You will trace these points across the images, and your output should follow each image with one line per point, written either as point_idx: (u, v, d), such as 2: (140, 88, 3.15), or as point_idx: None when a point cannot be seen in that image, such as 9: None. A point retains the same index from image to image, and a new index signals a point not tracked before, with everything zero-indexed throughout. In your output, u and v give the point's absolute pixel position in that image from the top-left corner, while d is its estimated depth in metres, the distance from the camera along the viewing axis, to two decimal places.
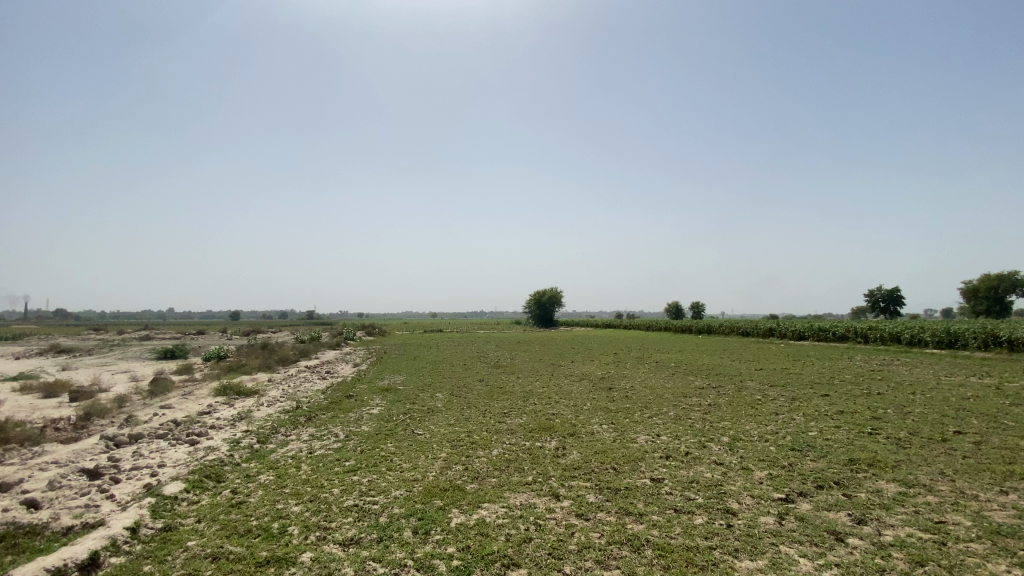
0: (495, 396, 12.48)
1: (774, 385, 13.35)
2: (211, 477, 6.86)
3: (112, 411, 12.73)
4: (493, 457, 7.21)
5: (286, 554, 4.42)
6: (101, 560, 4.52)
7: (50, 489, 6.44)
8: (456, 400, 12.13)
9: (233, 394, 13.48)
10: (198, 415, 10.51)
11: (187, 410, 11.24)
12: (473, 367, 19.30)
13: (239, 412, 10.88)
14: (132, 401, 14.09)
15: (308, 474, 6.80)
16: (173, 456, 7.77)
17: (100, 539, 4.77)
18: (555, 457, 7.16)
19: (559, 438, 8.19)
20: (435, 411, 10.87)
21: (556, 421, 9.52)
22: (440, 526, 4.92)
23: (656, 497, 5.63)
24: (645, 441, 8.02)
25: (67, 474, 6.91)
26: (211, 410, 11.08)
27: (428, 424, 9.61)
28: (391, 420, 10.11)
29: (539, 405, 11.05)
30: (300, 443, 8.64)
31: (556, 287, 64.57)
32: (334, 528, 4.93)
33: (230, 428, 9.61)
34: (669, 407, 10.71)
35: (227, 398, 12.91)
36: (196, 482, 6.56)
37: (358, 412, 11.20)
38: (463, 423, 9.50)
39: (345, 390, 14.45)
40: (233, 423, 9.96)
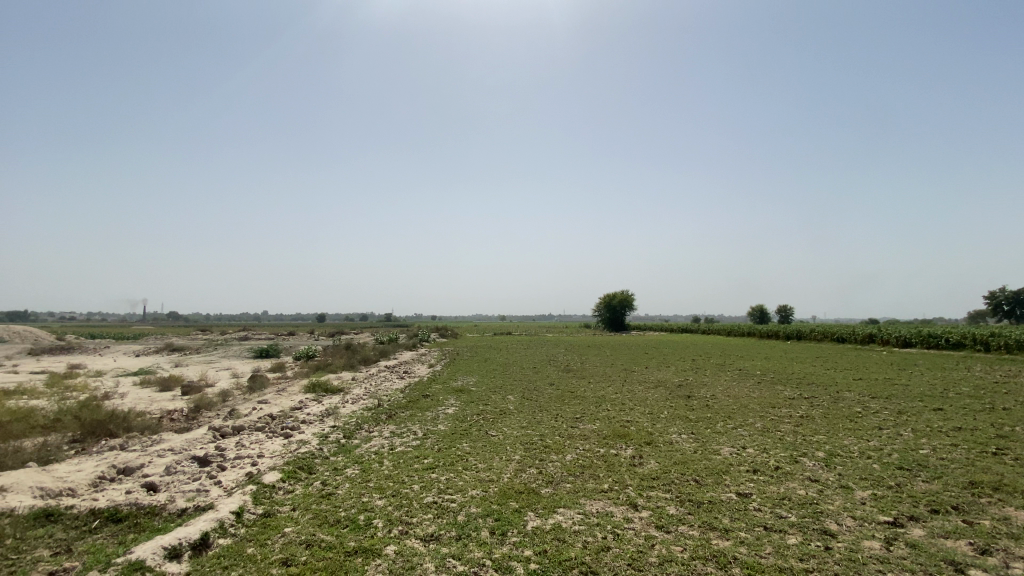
0: (567, 401, 12.38)
1: (877, 397, 12.17)
2: (304, 468, 7.38)
3: (217, 404, 14.07)
4: (568, 462, 7.16)
5: (371, 545, 4.64)
6: (210, 540, 4.98)
7: (167, 474, 7.23)
8: (528, 403, 12.19)
9: (321, 391, 14.42)
10: (291, 410, 11.37)
11: (282, 405, 12.19)
12: (544, 370, 19.28)
13: (327, 408, 11.62)
14: (234, 396, 15.49)
15: (390, 470, 7.11)
16: (270, 447, 8.44)
17: (210, 521, 5.27)
18: (632, 466, 6.98)
19: (636, 446, 7.98)
20: (508, 413, 10.98)
21: (631, 428, 9.28)
22: (517, 528, 4.96)
23: (743, 512, 5.33)
24: (728, 452, 7.63)
25: (181, 461, 7.72)
26: (302, 406, 11.94)
27: (501, 425, 9.71)
28: (466, 420, 10.34)
29: (613, 411, 10.83)
30: (381, 440, 9.07)
31: (628, 290, 63.22)
32: (415, 523, 5.12)
33: (319, 423, 10.29)
34: (754, 418, 10.10)
35: (316, 395, 13.83)
36: (291, 472, 7.08)
37: (433, 412, 11.56)
38: (536, 426, 9.51)
39: (422, 390, 14.98)
40: (321, 419, 10.66)
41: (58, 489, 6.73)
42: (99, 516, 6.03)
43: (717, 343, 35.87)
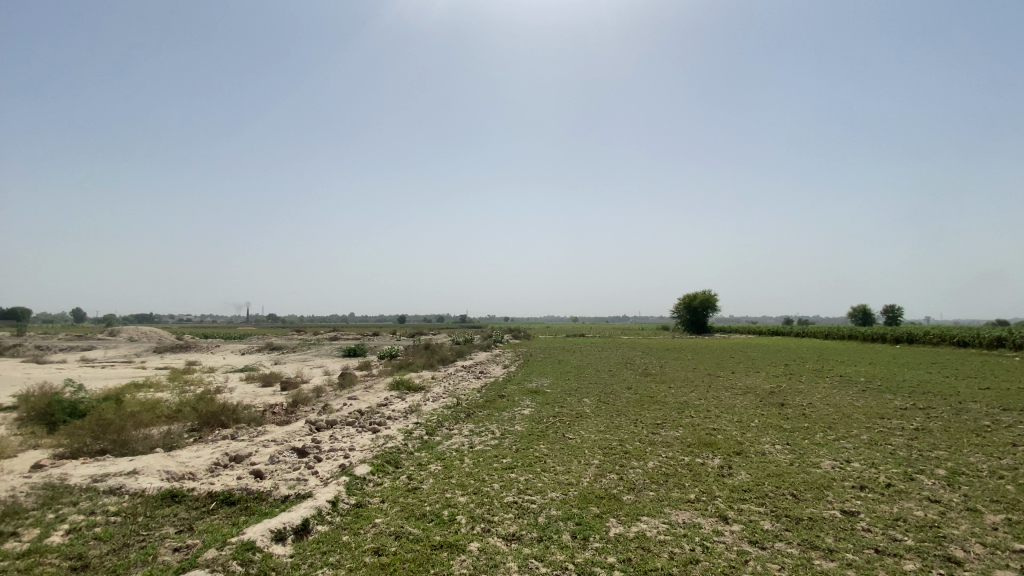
0: (647, 405, 12.03)
1: (1010, 409, 10.69)
2: (391, 462, 7.76)
3: (312, 399, 15.19)
4: (650, 469, 6.96)
5: (456, 541, 4.78)
6: (311, 526, 5.38)
7: (271, 463, 7.91)
8: (606, 406, 12.01)
9: (404, 389, 15.09)
10: (378, 407, 12.00)
11: (369, 401, 12.90)
12: (621, 374, 18.91)
13: (410, 405, 12.14)
14: (326, 391, 16.63)
15: (471, 468, 7.30)
16: (361, 441, 8.96)
17: (310, 508, 5.69)
18: (720, 476, 6.65)
19: (723, 456, 7.60)
20: (585, 416, 10.88)
21: (718, 436, 8.84)
22: (599, 534, 4.89)
23: (849, 532, 4.90)
24: (829, 466, 7.04)
25: (283, 451, 8.41)
26: (387, 403, 12.58)
27: (579, 428, 9.64)
28: (543, 422, 10.37)
29: (697, 418, 10.39)
30: (461, 438, 9.33)
31: (710, 291, 60.41)
32: (497, 522, 5.21)
33: (403, 419, 10.77)
34: (858, 429, 9.24)
35: (399, 392, 14.50)
36: (379, 466, 7.47)
37: (510, 412, 11.71)
38: (615, 431, 9.34)
39: (498, 390, 15.22)
40: (405, 415, 11.15)
41: (181, 473, 7.58)
42: (215, 498, 6.71)
43: (771, 343, 38.78)
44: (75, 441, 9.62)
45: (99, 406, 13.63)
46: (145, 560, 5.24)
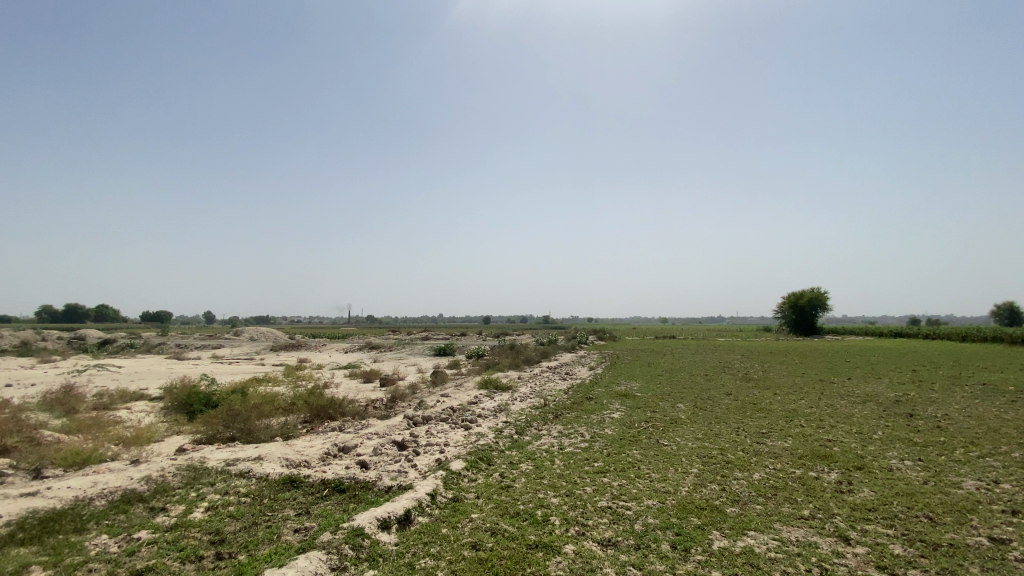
0: (748, 413, 11.27)
1: None
2: (484, 459, 7.98)
3: (408, 395, 16.01)
4: (755, 481, 6.53)
5: (551, 542, 4.82)
6: (412, 517, 5.69)
7: (375, 454, 8.46)
8: (702, 412, 11.44)
9: (493, 388, 15.44)
10: (469, 404, 12.40)
11: (461, 399, 13.36)
12: (717, 378, 17.93)
13: (499, 404, 12.39)
14: (420, 388, 17.46)
15: (562, 469, 7.31)
16: (454, 437, 9.31)
17: (411, 499, 6.01)
18: (837, 493, 6.07)
19: (840, 470, 6.94)
20: (680, 422, 10.44)
21: (832, 449, 8.08)
22: (701, 546, 4.68)
23: (1002, 564, 4.27)
24: (973, 487, 6.17)
25: (385, 444, 8.96)
26: (478, 401, 12.94)
27: (674, 435, 9.28)
28: (635, 426, 10.10)
29: (807, 428, 9.57)
30: (551, 438, 9.36)
31: (818, 286, 55.33)
32: (592, 526, 5.17)
33: (493, 418, 11.02)
34: (1011, 446, 7.99)
35: (488, 391, 14.86)
36: (473, 462, 7.71)
37: (599, 415, 11.56)
38: (713, 439, 8.87)
39: (586, 392, 15.06)
40: (495, 414, 11.41)
41: (298, 460, 8.35)
42: (328, 485, 7.31)
43: (877, 343, 38.72)
44: (210, 429, 10.94)
45: (228, 397, 15.37)
46: (270, 538, 5.83)
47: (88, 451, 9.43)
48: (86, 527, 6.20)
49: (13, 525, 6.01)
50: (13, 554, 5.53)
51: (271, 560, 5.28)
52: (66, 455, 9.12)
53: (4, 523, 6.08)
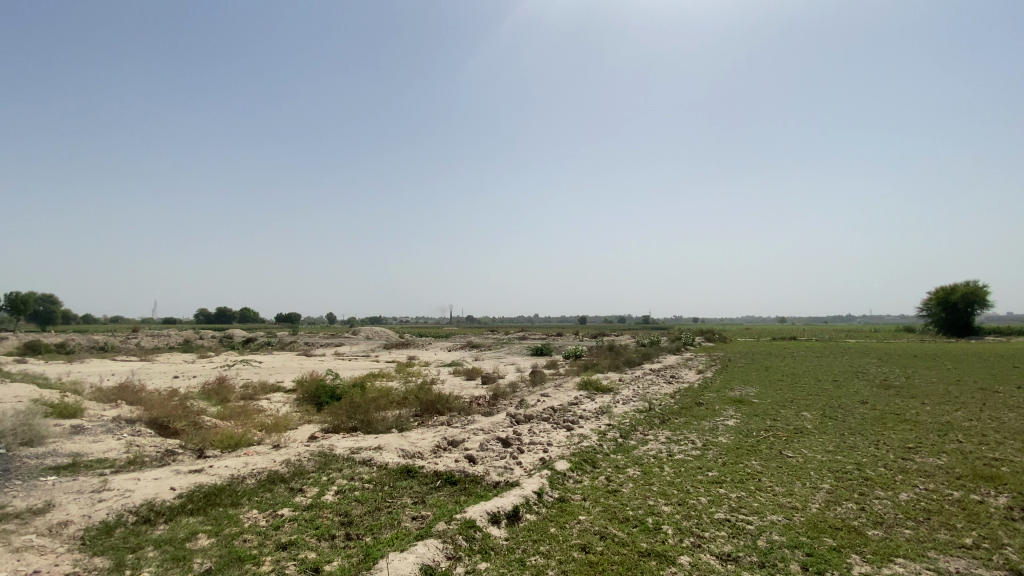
0: (888, 424, 9.99)
1: None
2: (588, 461, 7.92)
3: (510, 394, 16.38)
4: (901, 502, 5.77)
5: (664, 551, 4.67)
6: (521, 514, 5.81)
7: (482, 450, 8.77)
8: (831, 422, 10.36)
9: (594, 389, 15.26)
10: (571, 405, 12.38)
11: (562, 399, 13.38)
12: (847, 384, 16.11)
13: (601, 406, 12.22)
14: (521, 387, 17.77)
15: (672, 477, 7.02)
16: (557, 437, 9.34)
17: (519, 496, 6.15)
18: (1007, 520, 5.18)
19: (1013, 495, 5.91)
20: (804, 432, 9.55)
21: (1001, 469, 6.91)
22: (838, 570, 4.25)
23: None
24: None
25: (490, 440, 9.25)
26: (579, 402, 12.87)
27: (798, 446, 8.51)
28: (752, 435, 9.41)
29: (965, 444, 8.27)
30: (658, 444, 9.04)
31: (976, 282, 47.77)
32: (708, 539, 4.91)
33: (596, 420, 10.89)
34: None
35: (589, 393, 14.71)
36: (578, 464, 7.68)
37: (710, 421, 10.94)
38: (846, 452, 8.00)
39: (695, 397, 14.31)
40: (597, 416, 11.27)
41: (412, 452, 8.91)
42: (440, 477, 7.72)
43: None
44: (335, 419, 12.06)
45: (349, 391, 16.83)
46: (391, 524, 6.29)
47: (238, 435, 10.85)
48: (240, 502, 7.14)
49: (185, 496, 7.10)
50: (186, 521, 6.53)
51: (393, 544, 5.68)
52: (221, 438, 10.57)
53: (178, 493, 7.22)
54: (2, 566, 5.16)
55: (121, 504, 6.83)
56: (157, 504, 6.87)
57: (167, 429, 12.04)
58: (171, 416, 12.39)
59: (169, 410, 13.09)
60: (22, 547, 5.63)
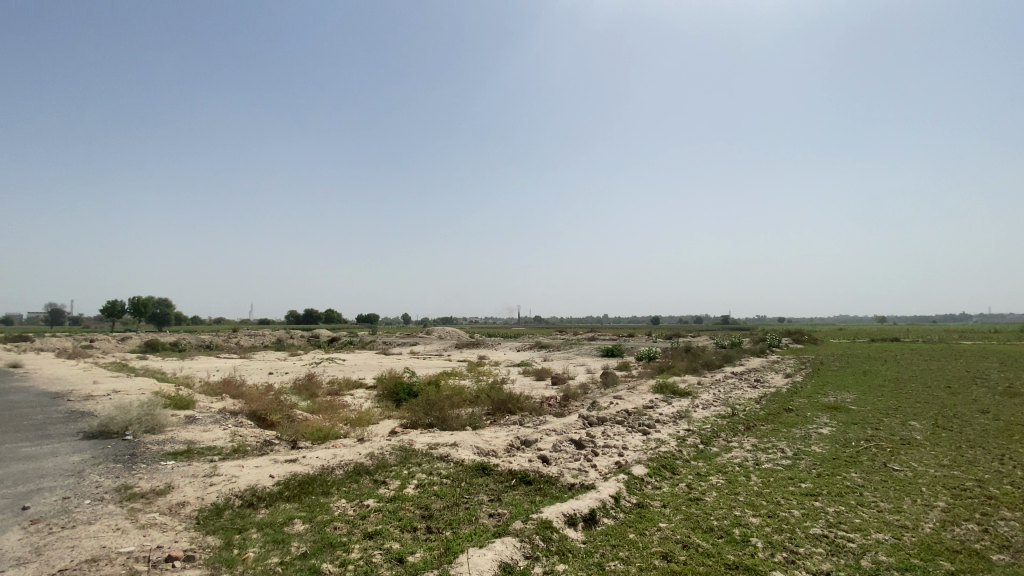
0: (1016, 437, 8.82)
1: None
2: (667, 467, 7.67)
3: (581, 395, 16.22)
4: None
5: (754, 565, 4.43)
6: (598, 517, 5.75)
7: (555, 451, 8.76)
8: (944, 433, 9.32)
9: (670, 393, 14.75)
10: (646, 408, 12.05)
11: (636, 402, 13.06)
12: (963, 391, 14.41)
13: (679, 410, 11.78)
14: (593, 389, 17.54)
15: (760, 487, 6.64)
16: (633, 441, 9.13)
17: (596, 499, 6.08)
18: None
19: None
20: (912, 443, 8.66)
21: None
22: None
23: None
24: None
25: (563, 441, 9.21)
26: (655, 405, 12.49)
27: (905, 458, 7.73)
28: (850, 445, 8.68)
29: None
30: (743, 452, 8.57)
31: None
32: (803, 555, 4.61)
33: (674, 424, 10.52)
34: None
35: (665, 396, 14.24)
36: (656, 469, 7.46)
37: (801, 429, 10.20)
38: (965, 467, 7.16)
39: (782, 403, 13.41)
40: (675, 420, 10.88)
41: (487, 449, 9.08)
42: (515, 476, 7.80)
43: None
44: (412, 415, 12.55)
45: (425, 388, 17.45)
46: (469, 519, 6.45)
47: (326, 428, 11.59)
48: (330, 491, 7.63)
49: (282, 484, 7.70)
50: (284, 507, 7.07)
51: (471, 539, 5.83)
52: (311, 431, 11.35)
53: (276, 480, 7.84)
54: (134, 540, 5.87)
55: (229, 489, 7.53)
56: (258, 490, 7.50)
57: (265, 421, 13.12)
58: (267, 409, 13.48)
59: (266, 403, 14.26)
60: (149, 524, 6.37)
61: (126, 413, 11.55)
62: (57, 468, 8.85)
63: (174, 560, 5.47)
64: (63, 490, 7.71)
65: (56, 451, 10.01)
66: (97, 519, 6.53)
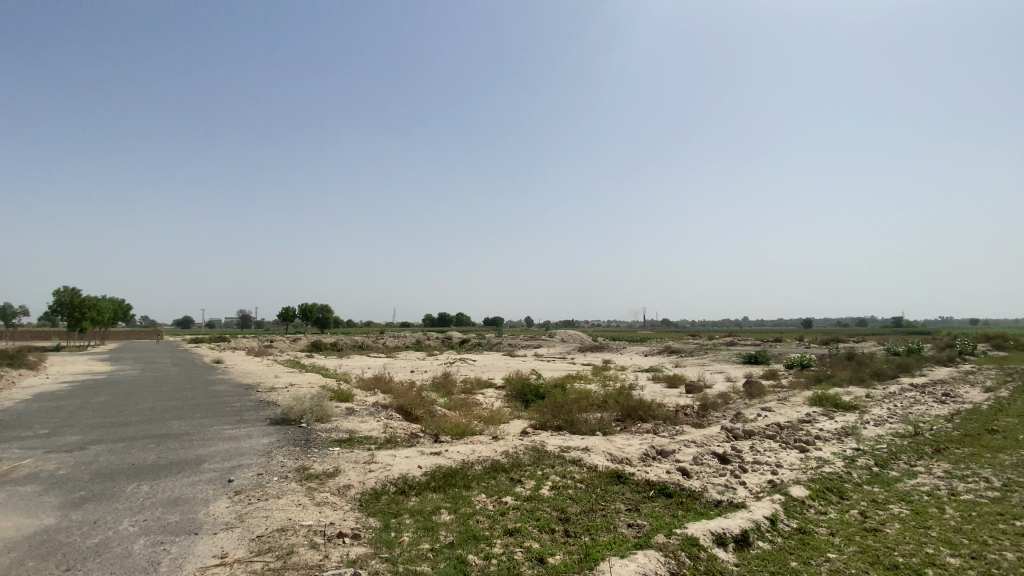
0: None
1: None
2: (833, 490, 6.81)
3: (721, 405, 15.11)
4: None
5: None
6: (752, 540, 5.31)
7: (697, 463, 8.27)
8: None
9: (830, 406, 13.07)
10: (801, 423, 10.84)
11: (789, 415, 11.79)
12: None
13: (844, 426, 10.40)
14: (734, 398, 16.25)
15: (958, 522, 5.60)
16: (788, 459, 8.27)
17: (749, 520, 5.62)
18: None
19: None
20: None
21: None
22: None
23: None
24: None
25: (705, 454, 8.65)
26: (813, 420, 11.16)
27: None
28: None
29: None
30: (933, 479, 7.28)
31: None
32: None
33: (838, 443, 9.32)
34: None
35: (825, 410, 12.65)
36: (820, 492, 6.67)
37: (1014, 456, 8.37)
38: None
39: (984, 423, 11.12)
40: (839, 438, 9.63)
41: (621, 457, 8.89)
42: (654, 487, 7.52)
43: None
44: (543, 417, 12.77)
45: (553, 391, 17.68)
46: (607, 527, 6.37)
47: (464, 425, 12.30)
48: (471, 485, 8.08)
49: (428, 475, 8.33)
50: (431, 496, 7.65)
51: (611, 548, 5.76)
52: (451, 427, 12.12)
53: (424, 471, 8.52)
54: (312, 515, 6.79)
55: (385, 475, 8.36)
56: (409, 478, 8.22)
57: (410, 415, 14.34)
58: (412, 405, 14.73)
59: (410, 399, 15.58)
60: (322, 502, 7.32)
61: (301, 403, 13.45)
62: (253, 448, 10.60)
63: (343, 536, 6.21)
64: (257, 467, 9.21)
65: (251, 433, 11.98)
66: (284, 494, 7.68)
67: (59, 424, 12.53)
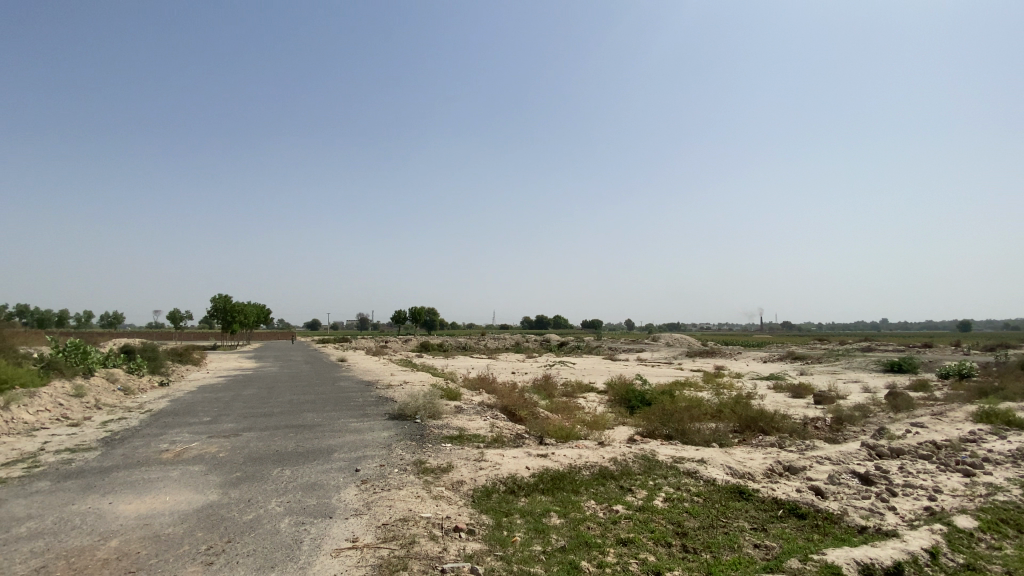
0: None
1: None
2: (1012, 522, 5.80)
3: (857, 418, 13.48)
4: None
5: None
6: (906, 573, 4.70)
7: (833, 482, 7.47)
8: None
9: (1002, 425, 11.08)
10: (963, 442, 9.34)
11: (947, 433, 10.20)
12: None
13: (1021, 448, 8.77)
14: (873, 411, 14.42)
15: None
16: (949, 483, 7.17)
17: (902, 551, 4.97)
18: None
19: None
20: None
21: None
22: None
23: None
24: None
25: (843, 473, 7.79)
26: (978, 439, 9.55)
27: None
28: None
29: None
30: None
31: None
32: None
33: (1014, 467, 7.89)
34: None
35: (995, 428, 10.75)
36: (994, 524, 5.70)
37: None
38: None
39: None
40: (1016, 462, 8.14)
41: (742, 471, 8.30)
42: (782, 506, 6.93)
43: None
44: (652, 425, 12.33)
45: (660, 397, 17.00)
46: (730, 546, 6.00)
47: (568, 429, 12.27)
48: (580, 490, 8.05)
49: (537, 476, 8.45)
50: (540, 498, 7.75)
51: (736, 569, 5.42)
52: (556, 429, 12.15)
53: (532, 472, 8.65)
54: (429, 508, 7.22)
55: (495, 474, 8.63)
56: (518, 478, 8.40)
57: (515, 415, 14.64)
58: (516, 406, 15.00)
59: (515, 400, 15.88)
60: (438, 495, 7.75)
61: (415, 401, 14.32)
62: (374, 440, 11.53)
63: (460, 530, 6.52)
64: (379, 458, 10.00)
65: (372, 427, 13.02)
66: (404, 485, 8.26)
67: (218, 413, 14.59)
